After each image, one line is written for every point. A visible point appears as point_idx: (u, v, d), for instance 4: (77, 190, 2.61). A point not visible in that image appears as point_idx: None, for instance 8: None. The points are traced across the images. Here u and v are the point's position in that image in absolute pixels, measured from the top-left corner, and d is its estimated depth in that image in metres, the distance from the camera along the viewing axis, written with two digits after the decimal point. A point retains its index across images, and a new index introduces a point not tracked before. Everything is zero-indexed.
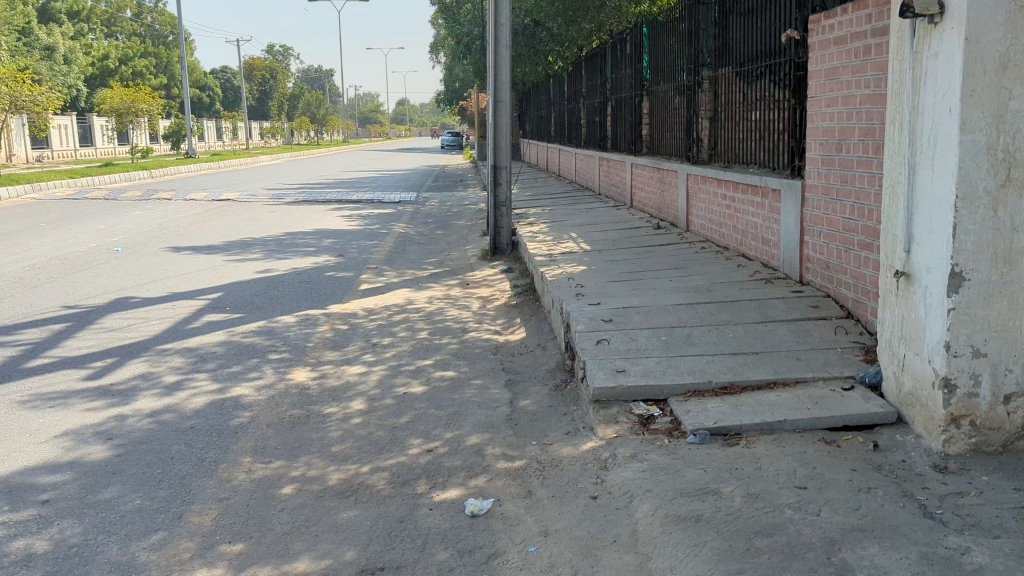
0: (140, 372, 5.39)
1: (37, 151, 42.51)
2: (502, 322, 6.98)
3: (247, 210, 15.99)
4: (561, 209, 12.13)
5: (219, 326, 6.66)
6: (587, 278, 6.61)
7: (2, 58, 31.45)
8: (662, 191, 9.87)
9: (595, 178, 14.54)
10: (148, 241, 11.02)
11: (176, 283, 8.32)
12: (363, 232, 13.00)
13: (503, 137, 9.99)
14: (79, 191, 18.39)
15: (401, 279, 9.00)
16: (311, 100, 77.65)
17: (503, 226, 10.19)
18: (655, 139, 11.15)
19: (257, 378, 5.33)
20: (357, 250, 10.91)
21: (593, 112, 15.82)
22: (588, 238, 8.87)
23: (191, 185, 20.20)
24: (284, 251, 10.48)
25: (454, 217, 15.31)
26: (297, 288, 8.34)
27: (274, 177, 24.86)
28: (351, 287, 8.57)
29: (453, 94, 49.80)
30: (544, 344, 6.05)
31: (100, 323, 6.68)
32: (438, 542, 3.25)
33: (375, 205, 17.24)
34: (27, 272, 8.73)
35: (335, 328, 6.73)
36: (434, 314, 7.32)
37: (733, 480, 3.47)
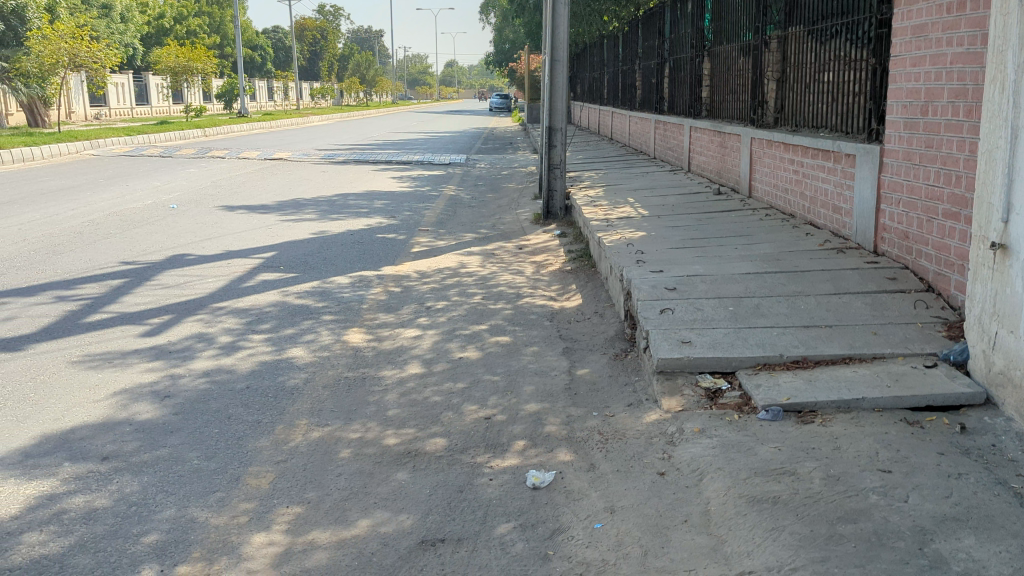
0: (195, 331, 5.36)
1: (96, 109, 43.29)
2: (557, 287, 6.81)
3: (299, 170, 16.01)
4: (615, 173, 11.86)
5: (273, 286, 6.61)
6: (647, 244, 6.40)
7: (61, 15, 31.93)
8: (724, 154, 9.54)
9: (650, 142, 14.18)
10: (202, 199, 11.05)
11: (231, 241, 8.31)
12: (414, 193, 12.89)
13: (559, 98, 9.74)
14: (134, 148, 18.59)
15: (453, 242, 8.88)
16: (361, 60, 77.55)
17: (557, 188, 9.98)
18: (716, 101, 10.78)
19: (311, 340, 5.27)
20: (409, 212, 10.80)
21: (649, 74, 15.40)
22: (645, 203, 8.62)
23: (243, 144, 20.30)
24: (335, 211, 10.41)
25: (504, 180, 15.12)
26: (349, 249, 8.27)
27: (324, 137, 24.88)
28: (403, 249, 8.47)
29: (503, 55, 49.25)
30: (602, 312, 5.87)
31: (157, 280, 6.68)
32: (499, 514, 3.13)
33: (425, 166, 17.11)
34: (86, 227, 8.80)
35: (388, 291, 6.63)
36: (487, 278, 7.19)
37: (810, 460, 3.28)
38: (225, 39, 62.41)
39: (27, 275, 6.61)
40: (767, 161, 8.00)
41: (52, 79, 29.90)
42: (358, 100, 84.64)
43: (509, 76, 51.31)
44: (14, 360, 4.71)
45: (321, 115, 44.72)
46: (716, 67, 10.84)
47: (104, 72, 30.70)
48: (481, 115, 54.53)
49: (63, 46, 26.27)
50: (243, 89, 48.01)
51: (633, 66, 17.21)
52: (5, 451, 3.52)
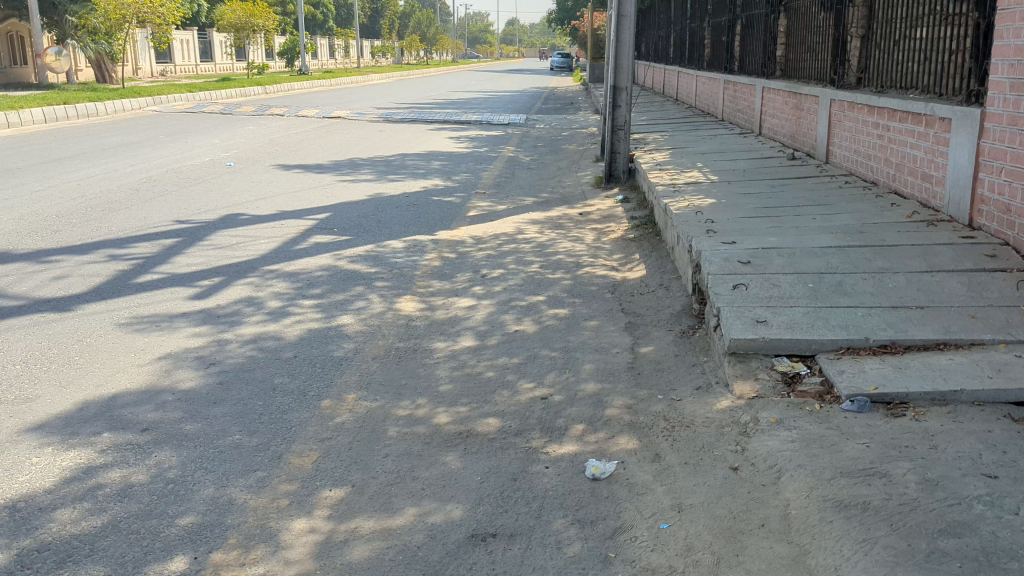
0: (245, 295, 5.21)
1: (162, 66, 43.89)
2: (619, 256, 6.49)
3: (358, 129, 15.86)
4: (680, 136, 11.37)
5: (325, 249, 6.43)
6: (718, 212, 6.01)
7: None
8: (799, 117, 9.01)
9: (718, 104, 13.59)
10: (258, 157, 10.94)
11: (285, 202, 8.17)
12: (472, 154, 12.59)
13: (626, 56, 9.29)
14: (196, 105, 18.65)
15: (511, 206, 8.59)
16: (422, 18, 76.96)
17: (621, 151, 9.56)
18: (792, 61, 10.19)
19: (362, 308, 5.07)
20: (466, 173, 10.53)
21: (719, 32, 14.73)
22: (714, 168, 8.19)
23: (302, 102, 20.22)
24: (391, 172, 10.20)
25: (565, 141, 14.70)
26: (404, 212, 8.05)
27: (383, 95, 24.67)
28: (460, 212, 8.22)
29: (566, 13, 48.24)
30: (668, 284, 5.54)
31: (210, 240, 6.56)
32: (557, 508, 2.88)
33: (484, 127, 16.77)
34: (143, 184, 8.75)
35: (443, 257, 6.40)
36: (546, 245, 6.90)
37: (904, 461, 2.95)
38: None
39: (82, 232, 6.54)
40: (848, 125, 7.48)
41: (119, 35, 30.23)
42: (418, 58, 84.20)
43: (571, 34, 50.28)
44: (62, 320, 4.61)
45: (382, 73, 44.52)
46: (793, 24, 10.23)
47: (169, 29, 30.96)
48: (542, 74, 53.70)
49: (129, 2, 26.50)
50: (305, 47, 48.06)
51: (702, 24, 16.51)
52: (43, 416, 3.39)
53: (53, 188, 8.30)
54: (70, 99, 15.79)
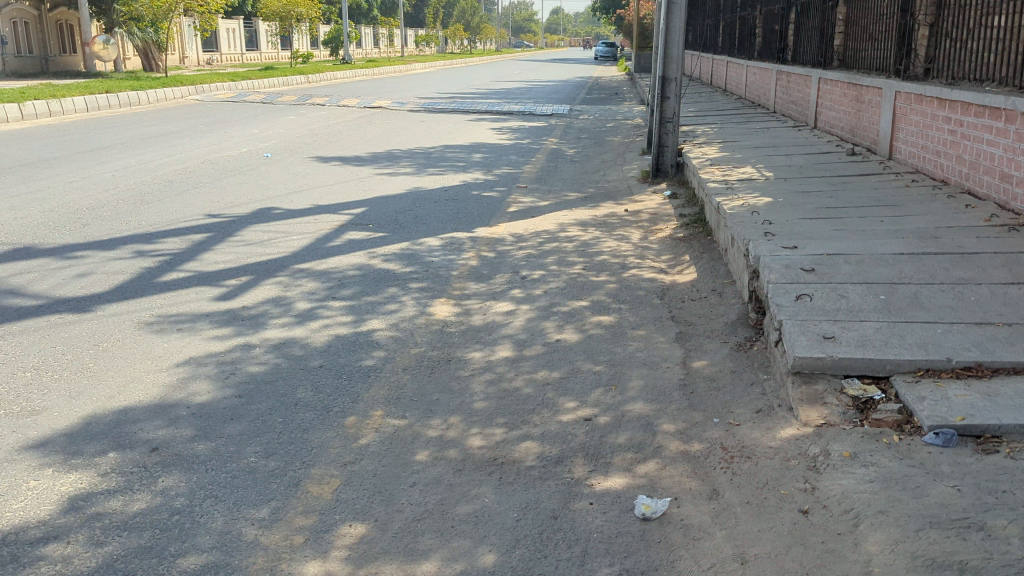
0: (272, 295, 4.95)
1: (208, 55, 44.23)
2: (667, 258, 6.12)
3: (398, 119, 15.62)
4: (731, 128, 10.90)
5: (359, 246, 6.16)
6: (775, 213, 5.60)
7: None
8: (859, 110, 8.50)
9: (770, 94, 13.04)
10: (296, 148, 10.73)
11: (321, 195, 7.93)
12: (514, 146, 12.24)
13: (675, 45, 8.88)
14: (237, 94, 18.58)
15: (554, 201, 8.25)
16: (466, 7, 76.61)
17: (668, 144, 9.14)
18: (852, 50, 9.67)
19: (394, 311, 4.78)
20: (507, 166, 10.20)
21: (771, 20, 14.16)
22: (768, 163, 7.75)
23: (343, 91, 20.05)
24: (431, 164, 9.90)
25: (609, 133, 14.28)
26: (442, 207, 7.75)
27: (426, 85, 24.42)
28: (500, 208, 7.90)
29: (611, 1, 47.52)
30: (721, 290, 5.16)
31: (240, 236, 6.33)
32: (602, 554, 2.56)
33: (526, 118, 16.40)
34: (177, 176, 8.58)
35: (481, 257, 6.09)
36: (590, 244, 6.55)
37: (1002, 511, 2.56)
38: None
39: (111, 226, 6.36)
40: (915, 118, 6.99)
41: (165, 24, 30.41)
42: (462, 47, 83.91)
43: (616, 22, 49.53)
44: (80, 322, 4.40)
45: (425, 62, 44.33)
46: (853, 11, 9.70)
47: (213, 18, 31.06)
48: (587, 64, 53.02)
49: None
50: (349, 36, 48.07)
51: (753, 12, 15.92)
52: (48, 431, 3.15)
53: (87, 179, 8.17)
54: (112, 88, 15.79)
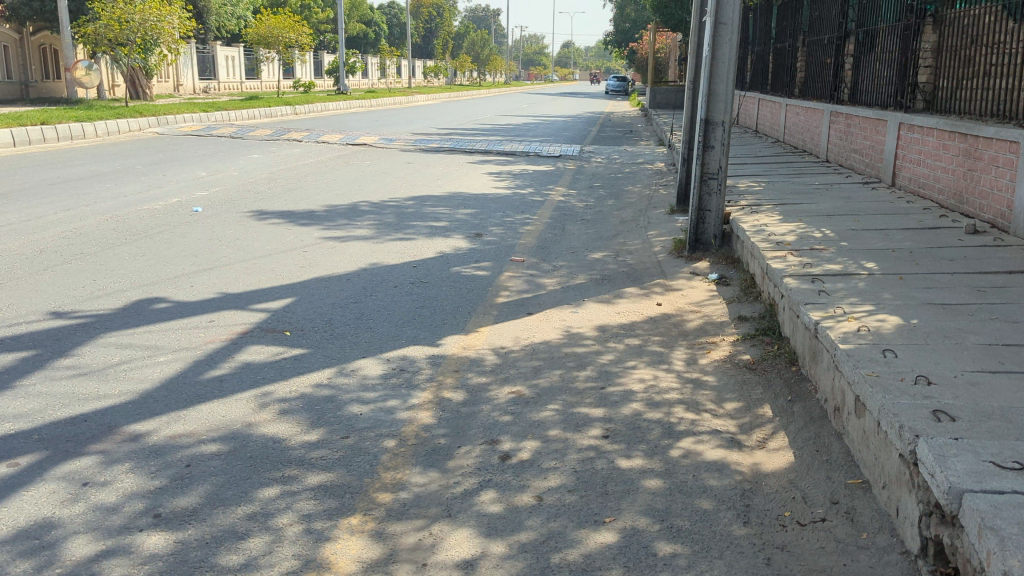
0: (44, 512, 2.75)
1: (204, 83, 42.74)
2: (736, 408, 3.89)
3: (382, 159, 13.53)
4: (782, 184, 8.72)
5: (251, 383, 3.95)
6: (926, 356, 3.37)
7: None
8: (971, 169, 6.31)
9: (822, 139, 10.84)
10: (238, 198, 8.61)
11: (237, 276, 5.76)
12: (513, 198, 10.07)
13: (723, 80, 6.77)
14: (206, 126, 16.57)
15: (558, 286, 6.06)
16: (476, 39, 75.17)
17: (711, 208, 6.92)
18: (948, 89, 7.47)
19: (252, 560, 2.56)
20: (501, 230, 8.02)
21: (819, 52, 12.04)
22: (861, 244, 5.54)
23: (326, 125, 17.97)
24: (403, 226, 7.72)
25: (627, 181, 12.12)
26: (403, 297, 5.54)
27: (423, 118, 22.39)
28: (483, 297, 5.70)
29: (625, 34, 45.52)
30: (850, 511, 2.90)
31: (76, 355, 4.16)
32: None
33: (530, 160, 14.24)
34: (55, 241, 6.44)
35: (442, 401, 3.87)
36: (611, 372, 4.32)
37: None
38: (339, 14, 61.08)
39: None
40: None
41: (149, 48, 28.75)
42: (471, 78, 82.32)
43: (630, 56, 47.68)
44: None
45: (430, 95, 42.46)
46: (949, 39, 7.52)
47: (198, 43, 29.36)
48: (598, 97, 51.09)
49: (132, 12, 25.00)
50: (354, 65, 46.35)
51: (794, 42, 13.78)
52: None
53: None
54: (53, 118, 13.78)
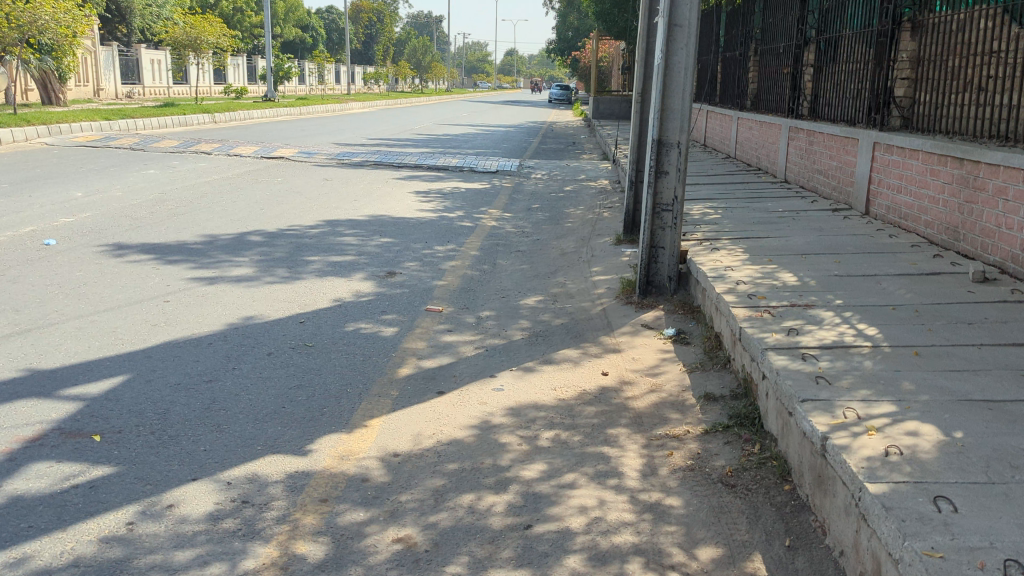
0: None
1: (128, 88, 40.72)
2: (713, 559, 2.74)
3: (297, 175, 12.22)
4: (741, 211, 7.68)
5: (7, 539, 2.68)
6: (1000, 511, 2.26)
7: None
8: (969, 200, 5.32)
9: (782, 157, 9.87)
10: (105, 228, 7.23)
11: (59, 343, 4.44)
12: (438, 223, 8.85)
13: (679, 92, 5.69)
14: (106, 136, 15.01)
15: (479, 347, 4.86)
16: (418, 45, 73.93)
17: (665, 245, 5.83)
18: (932, 105, 6.51)
19: None
20: (419, 266, 6.80)
21: (774, 62, 11.12)
22: (852, 298, 4.48)
23: (243, 136, 16.52)
24: (299, 266, 6.44)
25: (568, 202, 11.00)
26: (275, 368, 4.28)
27: (354, 128, 21.05)
28: (382, 365, 4.46)
29: (568, 42, 44.75)
30: None
31: None
32: None
33: (463, 175, 13.04)
34: None
35: (291, 561, 2.65)
36: (540, 493, 3.14)
37: None
38: (275, 19, 59.22)
39: None
40: None
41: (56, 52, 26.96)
42: (413, 85, 80.90)
43: (573, 65, 46.94)
44: None
45: (368, 103, 41.05)
46: (932, 47, 6.55)
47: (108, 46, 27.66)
48: (541, 106, 50.25)
49: None
50: (288, 70, 44.67)
51: (745, 50, 12.86)
52: None
53: None
54: None
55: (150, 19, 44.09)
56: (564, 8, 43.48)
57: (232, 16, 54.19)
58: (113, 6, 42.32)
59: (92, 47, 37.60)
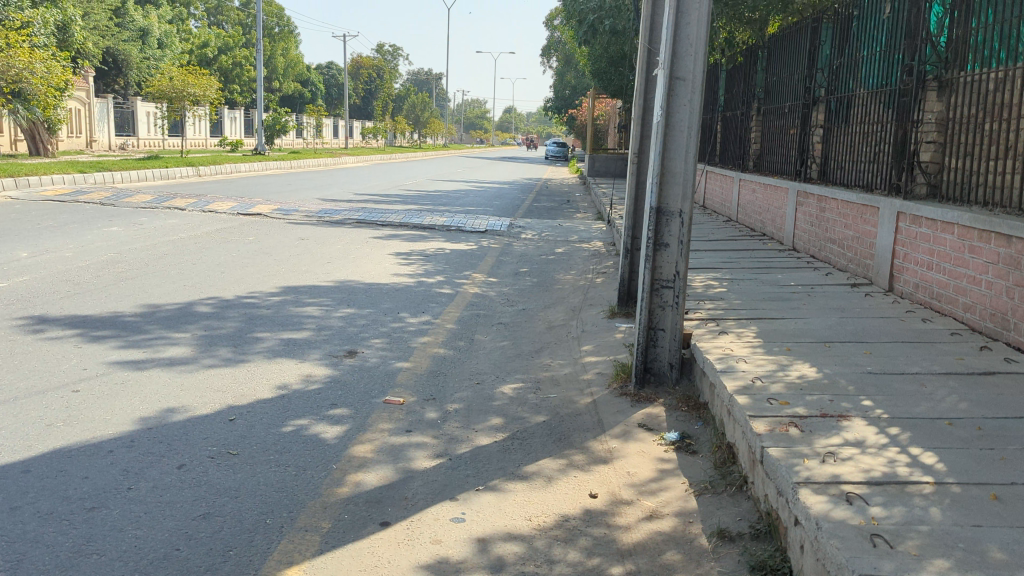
0: None
1: (121, 139, 40.39)
2: None
3: (272, 233, 11.48)
4: (748, 284, 6.92)
5: None
6: None
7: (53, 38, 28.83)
8: (1019, 284, 4.57)
9: (791, 223, 9.16)
10: (35, 297, 6.44)
11: None
12: (415, 290, 8.06)
13: (681, 153, 4.95)
14: (76, 189, 14.33)
15: (441, 453, 4.03)
16: (417, 101, 74.31)
17: (666, 327, 5.03)
18: (963, 172, 5.83)
19: None
20: (384, 343, 5.99)
21: (779, 121, 10.51)
22: (895, 407, 3.68)
23: (223, 190, 15.85)
24: (245, 343, 5.63)
25: (559, 266, 10.26)
26: (181, 489, 3.44)
27: (342, 183, 20.43)
28: (318, 482, 3.62)
29: (565, 100, 44.70)
30: None
31: None
32: None
33: (449, 235, 12.31)
34: None
35: None
36: None
37: None
38: (273, 72, 59.43)
39: None
40: None
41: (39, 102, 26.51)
42: (411, 140, 81.13)
43: (570, 123, 46.87)
44: None
45: (363, 157, 40.75)
46: (963, 107, 5.85)
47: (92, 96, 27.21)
48: (538, 162, 50.05)
49: None
50: (283, 124, 44.48)
51: (746, 109, 12.28)
52: None
53: None
54: None
55: (147, 71, 44.03)
56: (562, 64, 43.49)
57: (231, 69, 54.32)
58: (109, 57, 42.26)
59: (86, 98, 37.35)
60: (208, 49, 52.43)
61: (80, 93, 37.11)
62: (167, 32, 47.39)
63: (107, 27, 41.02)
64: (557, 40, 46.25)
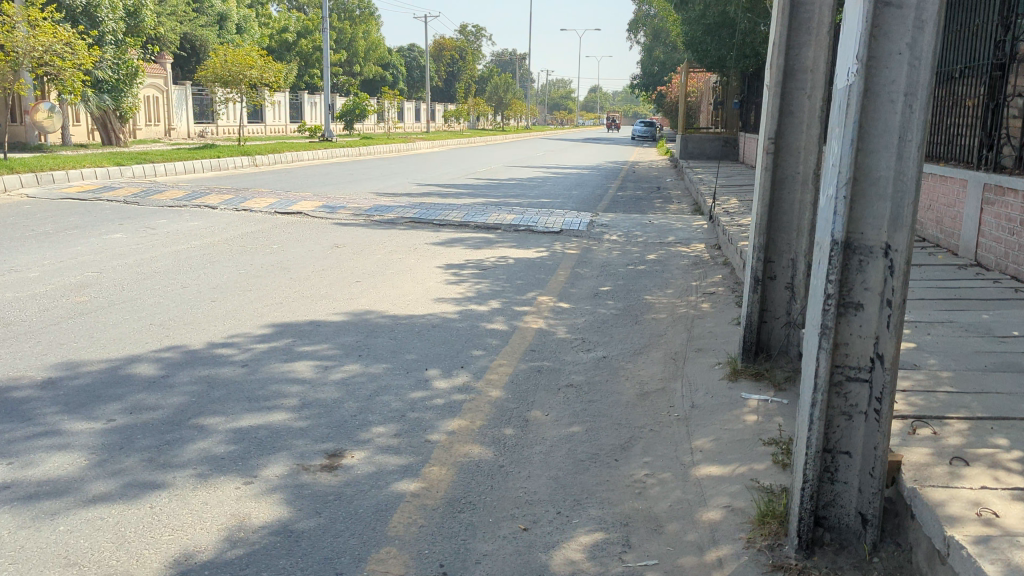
0: None
1: (200, 127, 39.73)
2: None
3: (306, 236, 9.63)
4: (943, 334, 4.62)
5: None
6: None
7: (122, 24, 27.82)
8: None
9: (974, 228, 6.73)
10: None
11: None
12: (457, 328, 6.02)
13: (891, 145, 2.71)
14: (105, 184, 12.83)
15: None
16: (500, 82, 72.40)
17: (854, 446, 2.86)
18: None
19: None
20: (391, 431, 3.97)
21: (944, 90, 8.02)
22: None
23: (269, 183, 14.15)
24: (174, 440, 3.69)
25: (652, 281, 8.05)
26: None
27: (408, 172, 18.56)
28: None
29: (654, 77, 41.89)
30: None
31: None
32: None
33: (517, 237, 10.22)
34: None
35: None
36: None
37: None
38: (354, 56, 58.39)
39: None
40: None
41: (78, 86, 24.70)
42: (493, 122, 79.19)
43: (658, 101, 44.05)
44: None
45: (441, 142, 38.97)
46: None
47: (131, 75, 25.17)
48: (625, 144, 47.42)
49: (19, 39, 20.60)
50: (363, 108, 43.16)
51: None
52: None
53: None
54: None
55: None
56: (652, 41, 40.91)
57: (310, 53, 53.36)
58: (187, 44, 41.65)
59: (164, 85, 36.72)
60: (289, 34, 51.61)
61: (157, 81, 36.47)
62: (246, 17, 46.59)
63: (186, 13, 40.32)
64: (646, 13, 43.48)
